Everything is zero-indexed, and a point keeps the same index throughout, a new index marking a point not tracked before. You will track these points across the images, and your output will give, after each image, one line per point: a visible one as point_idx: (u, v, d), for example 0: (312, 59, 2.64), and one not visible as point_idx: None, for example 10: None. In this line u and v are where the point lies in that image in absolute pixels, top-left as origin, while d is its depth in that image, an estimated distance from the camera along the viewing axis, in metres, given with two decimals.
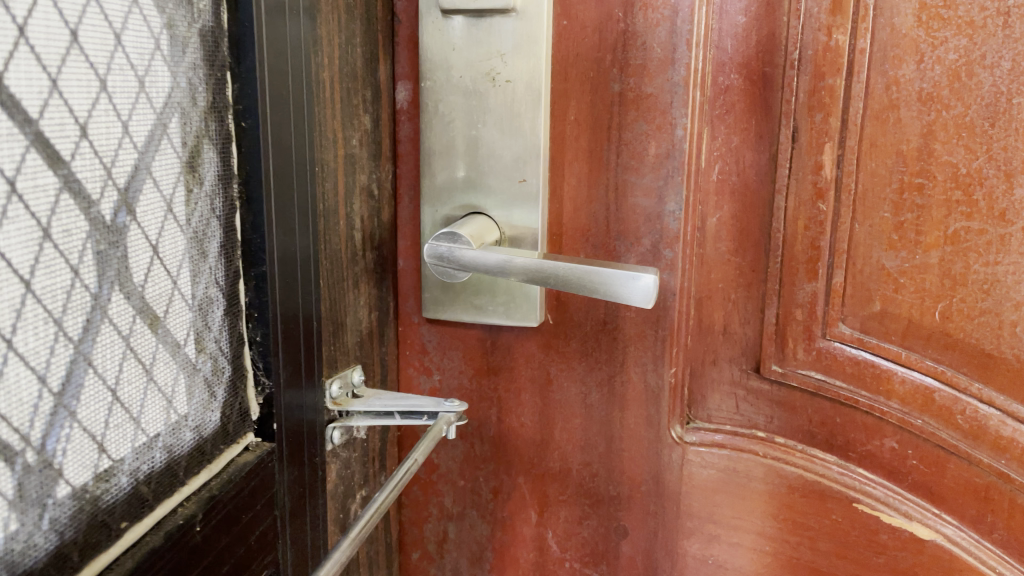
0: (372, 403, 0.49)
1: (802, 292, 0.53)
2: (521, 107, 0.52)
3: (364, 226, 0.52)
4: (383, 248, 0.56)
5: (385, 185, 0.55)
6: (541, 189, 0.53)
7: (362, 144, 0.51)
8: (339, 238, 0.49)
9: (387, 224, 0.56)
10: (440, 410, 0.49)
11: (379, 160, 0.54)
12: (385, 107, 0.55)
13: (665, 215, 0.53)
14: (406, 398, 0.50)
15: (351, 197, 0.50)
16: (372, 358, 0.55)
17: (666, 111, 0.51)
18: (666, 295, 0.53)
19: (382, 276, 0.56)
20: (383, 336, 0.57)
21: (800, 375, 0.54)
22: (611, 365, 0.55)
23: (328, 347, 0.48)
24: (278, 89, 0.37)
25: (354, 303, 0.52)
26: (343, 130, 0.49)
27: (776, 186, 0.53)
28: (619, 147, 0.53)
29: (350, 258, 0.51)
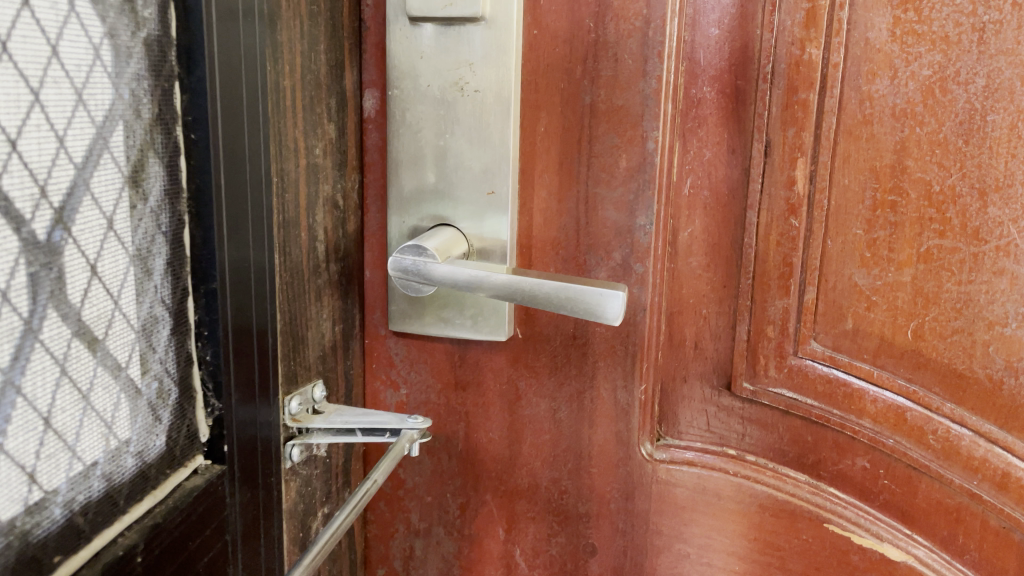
0: (333, 420, 0.48)
1: (774, 308, 0.52)
2: (491, 117, 0.51)
3: (327, 237, 0.51)
4: (348, 260, 0.54)
5: (351, 195, 0.54)
6: (509, 200, 0.52)
7: (326, 154, 0.50)
8: (300, 249, 0.47)
9: (352, 235, 0.55)
10: (404, 428, 0.48)
11: (344, 169, 0.53)
12: (352, 115, 0.53)
13: (636, 229, 0.52)
14: (368, 413, 0.49)
15: (313, 208, 0.49)
16: (335, 372, 0.54)
17: (638, 123, 0.50)
18: (636, 310, 0.53)
19: (347, 288, 0.54)
20: (348, 349, 0.56)
21: (771, 393, 0.54)
22: (581, 380, 0.54)
23: (287, 362, 0.47)
24: (231, 98, 0.35)
25: (316, 316, 0.50)
26: (304, 139, 0.47)
27: (748, 201, 0.52)
28: (590, 159, 0.52)
29: (311, 270, 0.49)
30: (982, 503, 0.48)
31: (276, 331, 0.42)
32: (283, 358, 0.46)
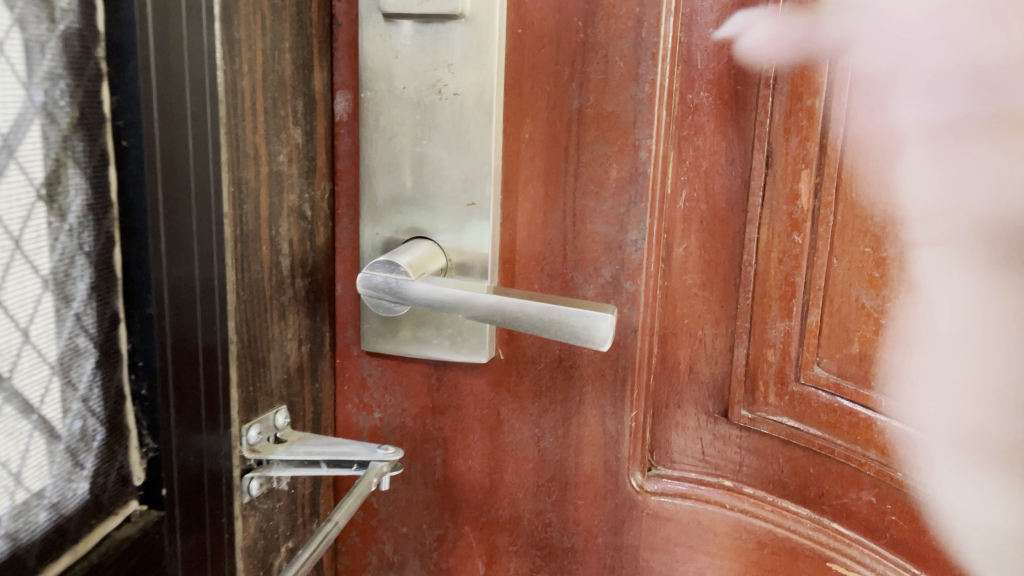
0: (295, 451, 0.44)
1: (775, 330, 0.48)
2: (470, 123, 0.47)
3: (294, 250, 0.47)
4: (317, 274, 0.50)
5: (320, 205, 0.50)
6: (490, 211, 0.48)
7: (293, 160, 0.46)
8: (260, 264, 0.44)
9: (323, 248, 0.51)
10: (372, 460, 0.43)
11: (313, 176, 0.49)
12: (323, 120, 0.49)
13: (627, 245, 0.48)
14: (335, 442, 0.45)
15: (276, 219, 0.45)
16: (301, 397, 0.50)
17: (629, 131, 0.46)
18: (626, 332, 0.49)
19: (316, 305, 0.50)
20: (317, 370, 0.52)
21: (771, 422, 0.50)
22: (566, 406, 0.51)
23: (245, 388, 0.43)
24: (169, 101, 0.31)
25: (280, 337, 0.46)
26: (266, 144, 0.43)
27: (748, 216, 0.48)
28: (577, 169, 0.48)
29: (274, 287, 0.45)
30: (996, 539, 0.43)
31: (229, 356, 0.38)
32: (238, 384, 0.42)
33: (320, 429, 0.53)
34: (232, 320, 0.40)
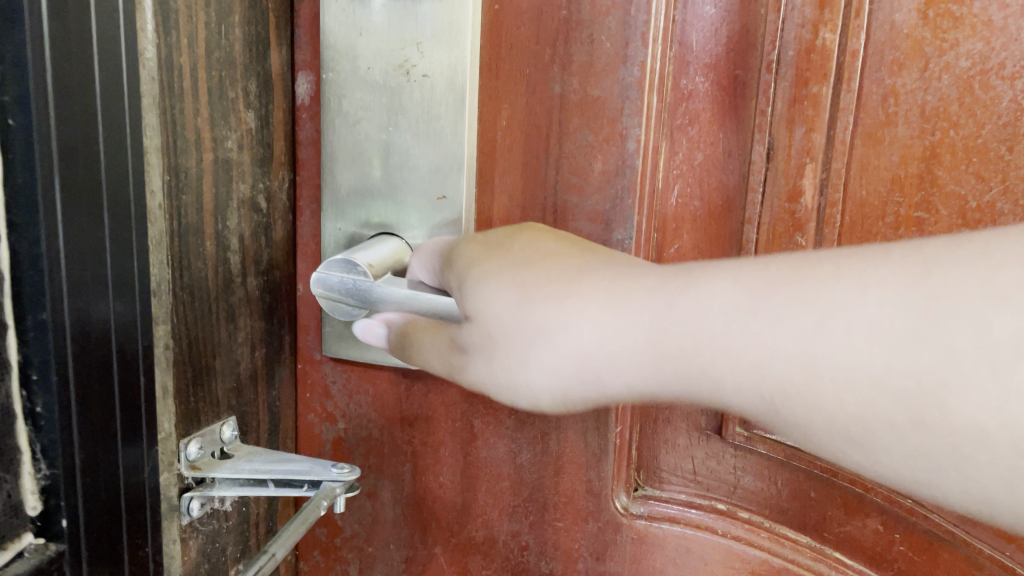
0: (240, 468, 0.40)
1: None
2: (441, 107, 0.43)
3: (245, 245, 0.42)
4: (275, 272, 0.46)
5: (277, 197, 0.46)
6: (463, 206, 0.44)
7: (243, 147, 0.41)
8: (203, 262, 0.39)
9: (281, 245, 0.46)
10: (322, 480, 0.39)
11: (269, 165, 0.44)
12: (283, 102, 0.45)
13: (613, 245, 0.43)
14: (286, 459, 0.40)
15: (226, 211, 0.40)
16: (255, 407, 0.45)
17: (616, 119, 0.42)
18: None
19: (272, 307, 0.46)
20: (273, 378, 0.47)
21: (768, 439, 0.45)
22: (546, 421, 0.46)
23: (184, 398, 0.38)
24: (63, 73, 0.27)
25: (232, 343, 0.42)
26: (211, 128, 0.39)
27: (747, 213, 0.43)
28: (559, 161, 0.43)
29: (222, 287, 0.40)
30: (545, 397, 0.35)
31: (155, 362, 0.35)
32: (175, 397, 0.37)
33: (278, 441, 0.49)
34: (164, 325, 0.36)
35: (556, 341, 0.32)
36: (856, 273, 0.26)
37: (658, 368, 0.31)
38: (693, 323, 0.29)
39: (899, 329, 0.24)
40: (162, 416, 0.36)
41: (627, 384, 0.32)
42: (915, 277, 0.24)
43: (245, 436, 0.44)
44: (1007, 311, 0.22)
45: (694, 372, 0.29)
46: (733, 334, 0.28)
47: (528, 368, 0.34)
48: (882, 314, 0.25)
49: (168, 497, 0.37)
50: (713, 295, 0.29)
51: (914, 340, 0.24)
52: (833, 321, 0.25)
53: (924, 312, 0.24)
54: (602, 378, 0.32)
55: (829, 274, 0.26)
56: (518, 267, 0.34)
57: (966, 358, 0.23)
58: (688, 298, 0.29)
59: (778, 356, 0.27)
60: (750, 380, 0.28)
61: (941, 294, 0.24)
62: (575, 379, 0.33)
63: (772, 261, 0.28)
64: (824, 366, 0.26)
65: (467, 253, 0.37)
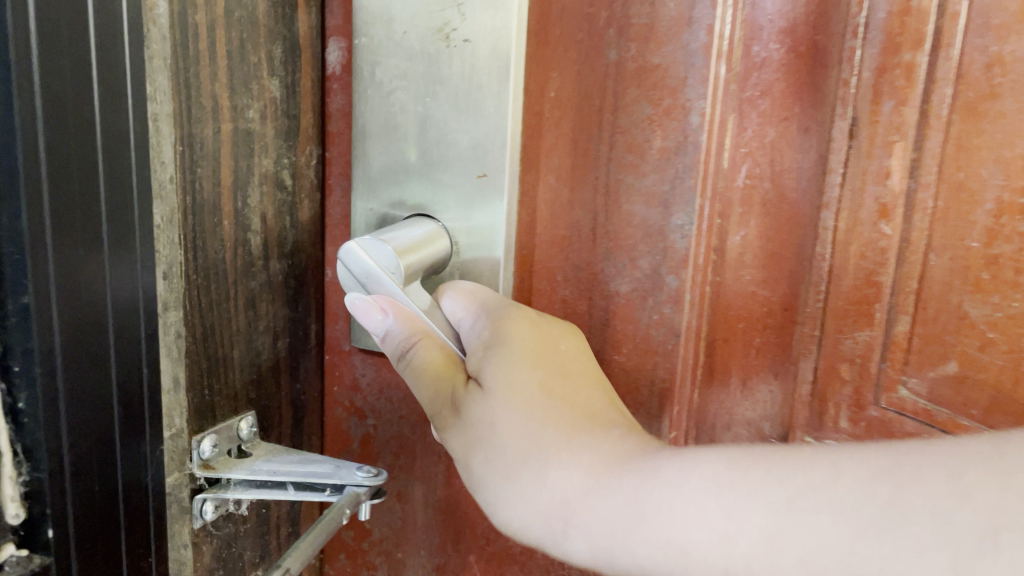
0: (257, 468, 0.36)
1: (852, 342, 0.39)
2: (483, 76, 0.39)
3: (269, 226, 0.38)
4: (302, 257, 0.42)
5: (305, 174, 0.42)
6: (504, 185, 0.40)
7: (268, 118, 0.37)
8: (221, 244, 0.35)
9: (308, 226, 0.42)
10: (346, 484, 0.35)
11: (297, 138, 0.40)
12: (313, 70, 0.41)
13: (671, 231, 0.39)
14: (308, 461, 0.36)
15: (249, 188, 0.36)
16: (277, 401, 0.41)
17: (678, 90, 0.37)
18: (667, 336, 0.40)
19: (298, 295, 0.42)
20: (297, 371, 0.43)
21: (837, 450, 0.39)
22: None
23: (197, 393, 0.34)
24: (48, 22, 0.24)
25: (252, 333, 0.38)
26: (230, 95, 0.34)
27: (825, 197, 0.39)
28: (613, 136, 0.39)
29: (242, 272, 0.36)
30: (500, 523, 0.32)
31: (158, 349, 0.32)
32: (188, 390, 0.34)
33: (302, 437, 0.45)
34: (174, 311, 0.32)
35: (544, 473, 0.30)
36: (837, 459, 0.24)
37: (625, 535, 0.27)
38: (676, 488, 0.26)
39: (866, 518, 0.22)
40: (173, 411, 0.33)
41: (592, 545, 0.28)
42: (884, 469, 0.23)
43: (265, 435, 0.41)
44: (968, 509, 0.21)
45: (662, 540, 0.26)
46: (710, 504, 0.25)
47: (500, 485, 0.31)
48: (848, 500, 0.23)
49: (179, 499, 0.34)
50: (696, 466, 0.26)
51: (887, 522, 0.22)
52: (807, 502, 0.23)
53: (890, 502, 0.22)
54: (570, 527, 0.29)
55: (804, 459, 0.25)
56: (535, 392, 0.32)
57: (928, 549, 0.21)
58: (674, 467, 0.27)
59: (745, 524, 0.24)
60: (716, 553, 0.25)
61: (907, 490, 0.22)
62: (542, 521, 0.30)
63: (754, 446, 0.26)
64: (790, 548, 0.23)
65: (513, 326, 0.35)
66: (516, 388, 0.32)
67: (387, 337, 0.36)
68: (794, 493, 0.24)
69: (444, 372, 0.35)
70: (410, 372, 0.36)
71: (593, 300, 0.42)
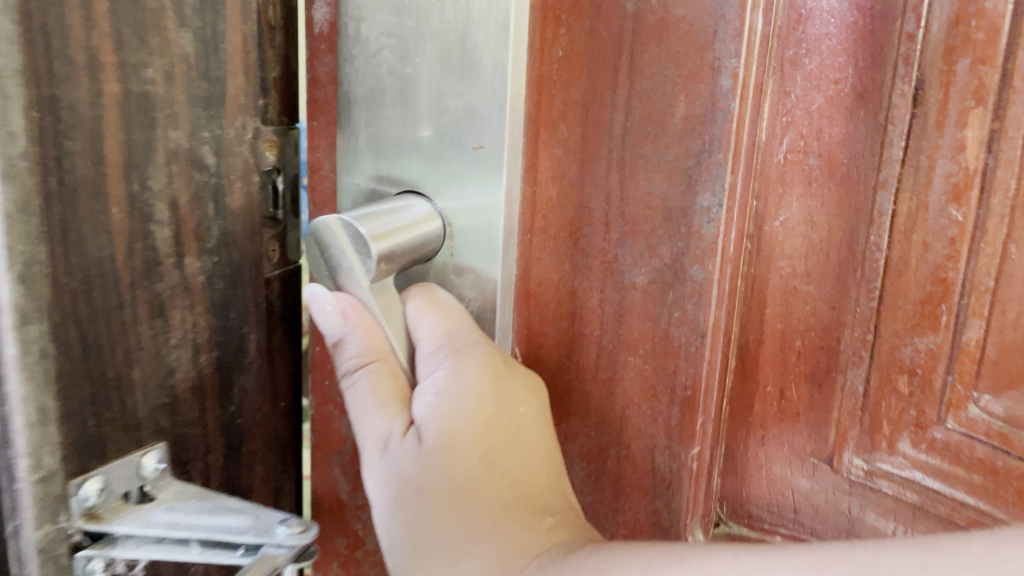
0: (154, 521, 0.33)
1: (910, 349, 0.33)
2: (478, 34, 0.34)
3: (180, 217, 0.34)
4: (234, 252, 0.36)
5: (236, 151, 0.36)
6: (503, 159, 0.34)
7: (174, 79, 0.32)
8: (108, 237, 0.31)
9: (242, 216, 0.37)
10: (262, 543, 0.32)
11: (223, 106, 0.34)
12: (246, 23, 0.35)
13: (695, 213, 0.33)
14: (217, 511, 0.33)
15: (151, 168, 0.32)
16: (203, 423, 0.36)
17: (707, 47, 0.32)
18: (690, 338, 0.35)
19: (230, 301, 0.37)
20: (229, 389, 0.38)
21: (893, 477, 0.34)
22: (603, 433, 0.38)
23: (72, 397, 0.30)
24: None
25: (157, 347, 0.34)
26: (116, 50, 0.30)
27: (880, 177, 0.32)
28: (628, 103, 0.34)
29: (144, 273, 0.32)
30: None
31: (12, 369, 0.28)
32: (57, 420, 0.30)
33: (244, 464, 0.40)
34: (37, 324, 0.28)
35: (455, 560, 0.29)
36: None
37: None
38: None
39: None
40: (39, 448, 0.29)
41: None
42: None
43: (184, 462, 0.36)
44: None
45: None
46: None
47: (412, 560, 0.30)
48: None
49: (55, 557, 0.31)
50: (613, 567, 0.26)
51: None
52: None
53: None
54: None
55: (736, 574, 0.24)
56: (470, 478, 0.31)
57: None
58: (590, 560, 0.27)
59: None
60: None
61: None
62: None
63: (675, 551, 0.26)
64: None
65: (476, 382, 0.32)
66: (453, 445, 0.31)
67: (344, 340, 0.34)
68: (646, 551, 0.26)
69: (396, 402, 0.33)
70: (357, 392, 0.33)
71: (606, 292, 0.36)
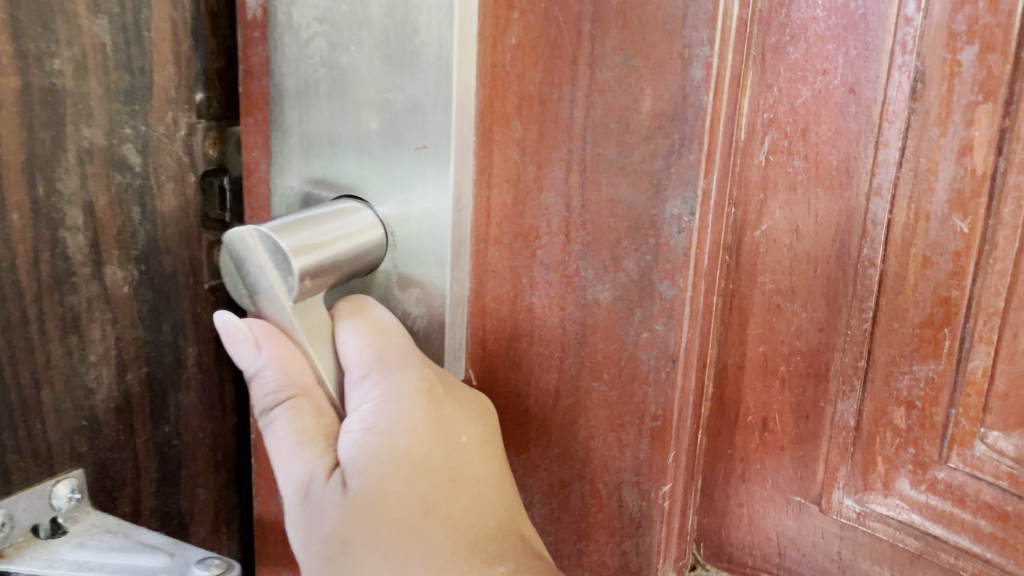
0: (59, 560, 0.28)
1: (908, 378, 0.29)
2: (419, 18, 0.30)
3: (99, 223, 0.30)
4: (167, 259, 0.32)
5: (167, 149, 0.32)
6: (449, 156, 0.31)
7: (87, 71, 0.28)
8: (8, 248, 0.27)
9: (176, 219, 0.32)
10: None
11: (150, 100, 0.30)
12: (176, 8, 0.31)
13: (664, 222, 0.30)
14: (133, 549, 0.29)
15: (60, 174, 0.28)
16: (131, 452, 0.32)
17: (675, 33, 0.28)
18: (660, 363, 0.31)
19: (161, 308, 0.33)
20: (163, 410, 0.33)
21: (889, 520, 0.30)
22: (565, 467, 0.34)
23: None
24: None
25: (72, 366, 0.30)
26: (12, 40, 0.26)
27: (875, 182, 0.28)
28: (588, 97, 0.30)
29: (53, 285, 0.28)
30: None
31: None
32: None
33: (183, 490, 0.35)
34: None
35: None
36: None
37: None
38: None
39: None
40: None
41: None
42: None
43: (108, 489, 0.32)
44: None
45: None
46: None
47: None
48: None
49: None
50: None
51: None
52: None
53: None
54: None
55: None
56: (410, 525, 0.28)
57: None
58: None
59: None
60: None
61: None
62: None
63: None
64: None
65: (410, 415, 0.29)
66: (386, 493, 0.28)
67: (261, 374, 0.29)
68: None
69: (318, 441, 0.29)
70: (275, 430, 0.30)
71: (568, 311, 0.32)
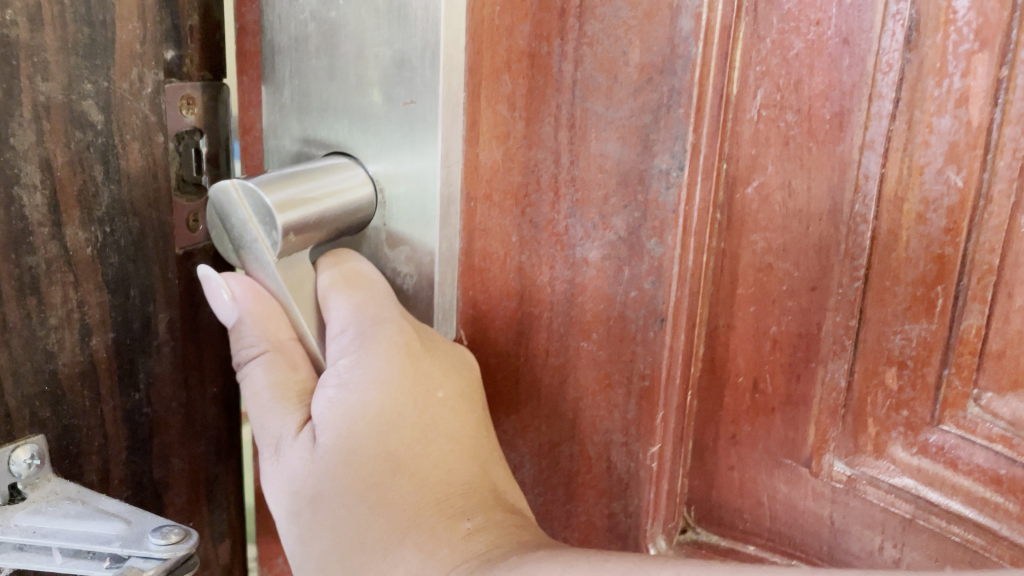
0: (13, 527, 0.28)
1: (900, 338, 0.28)
2: None
3: (57, 180, 0.29)
4: (134, 221, 0.32)
5: (132, 107, 0.31)
6: (436, 110, 0.30)
7: (42, 23, 0.27)
8: None
9: (143, 179, 0.32)
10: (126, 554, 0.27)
11: (112, 54, 0.30)
12: None
13: (652, 176, 0.30)
14: (89, 516, 0.28)
15: (12, 128, 0.27)
16: (96, 416, 0.32)
17: None
18: (648, 322, 0.31)
19: (129, 273, 0.32)
20: (133, 376, 0.33)
21: (880, 483, 0.30)
22: (556, 427, 0.34)
23: None
24: None
25: (32, 330, 0.29)
26: None
27: (868, 135, 0.27)
28: (577, 52, 0.30)
29: (9, 241, 0.28)
30: None
31: None
32: None
33: (155, 458, 0.35)
34: None
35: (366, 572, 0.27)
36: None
37: None
38: None
39: None
40: None
41: None
42: None
43: (72, 455, 0.31)
44: None
45: None
46: None
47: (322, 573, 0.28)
48: None
49: None
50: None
51: None
52: None
53: None
54: None
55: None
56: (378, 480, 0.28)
57: None
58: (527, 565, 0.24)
59: None
60: None
61: None
62: None
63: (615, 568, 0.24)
64: None
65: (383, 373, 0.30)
66: (353, 448, 0.28)
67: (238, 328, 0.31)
68: (564, 551, 0.25)
69: (293, 396, 0.30)
70: (251, 385, 0.31)
71: (557, 270, 0.32)
